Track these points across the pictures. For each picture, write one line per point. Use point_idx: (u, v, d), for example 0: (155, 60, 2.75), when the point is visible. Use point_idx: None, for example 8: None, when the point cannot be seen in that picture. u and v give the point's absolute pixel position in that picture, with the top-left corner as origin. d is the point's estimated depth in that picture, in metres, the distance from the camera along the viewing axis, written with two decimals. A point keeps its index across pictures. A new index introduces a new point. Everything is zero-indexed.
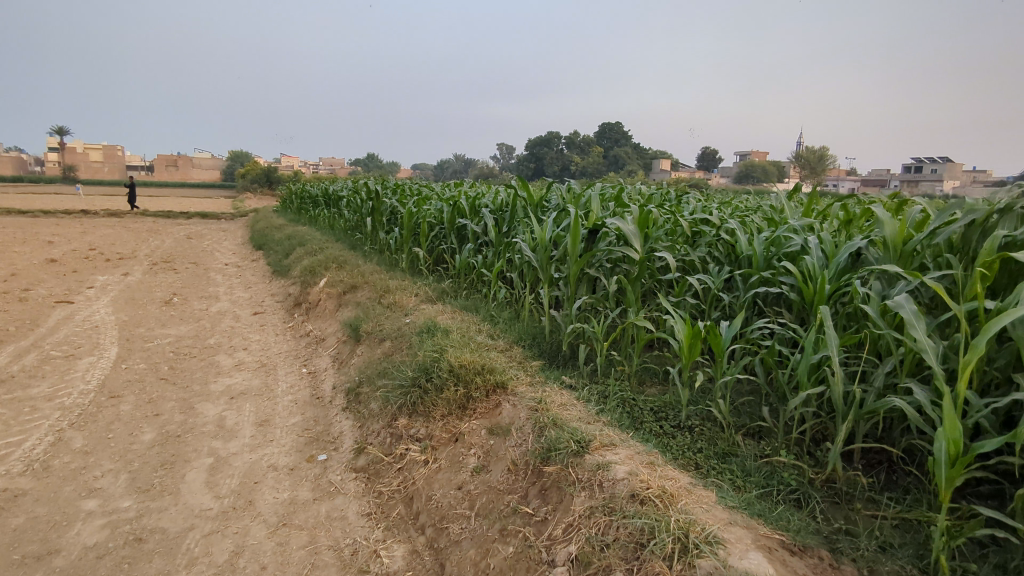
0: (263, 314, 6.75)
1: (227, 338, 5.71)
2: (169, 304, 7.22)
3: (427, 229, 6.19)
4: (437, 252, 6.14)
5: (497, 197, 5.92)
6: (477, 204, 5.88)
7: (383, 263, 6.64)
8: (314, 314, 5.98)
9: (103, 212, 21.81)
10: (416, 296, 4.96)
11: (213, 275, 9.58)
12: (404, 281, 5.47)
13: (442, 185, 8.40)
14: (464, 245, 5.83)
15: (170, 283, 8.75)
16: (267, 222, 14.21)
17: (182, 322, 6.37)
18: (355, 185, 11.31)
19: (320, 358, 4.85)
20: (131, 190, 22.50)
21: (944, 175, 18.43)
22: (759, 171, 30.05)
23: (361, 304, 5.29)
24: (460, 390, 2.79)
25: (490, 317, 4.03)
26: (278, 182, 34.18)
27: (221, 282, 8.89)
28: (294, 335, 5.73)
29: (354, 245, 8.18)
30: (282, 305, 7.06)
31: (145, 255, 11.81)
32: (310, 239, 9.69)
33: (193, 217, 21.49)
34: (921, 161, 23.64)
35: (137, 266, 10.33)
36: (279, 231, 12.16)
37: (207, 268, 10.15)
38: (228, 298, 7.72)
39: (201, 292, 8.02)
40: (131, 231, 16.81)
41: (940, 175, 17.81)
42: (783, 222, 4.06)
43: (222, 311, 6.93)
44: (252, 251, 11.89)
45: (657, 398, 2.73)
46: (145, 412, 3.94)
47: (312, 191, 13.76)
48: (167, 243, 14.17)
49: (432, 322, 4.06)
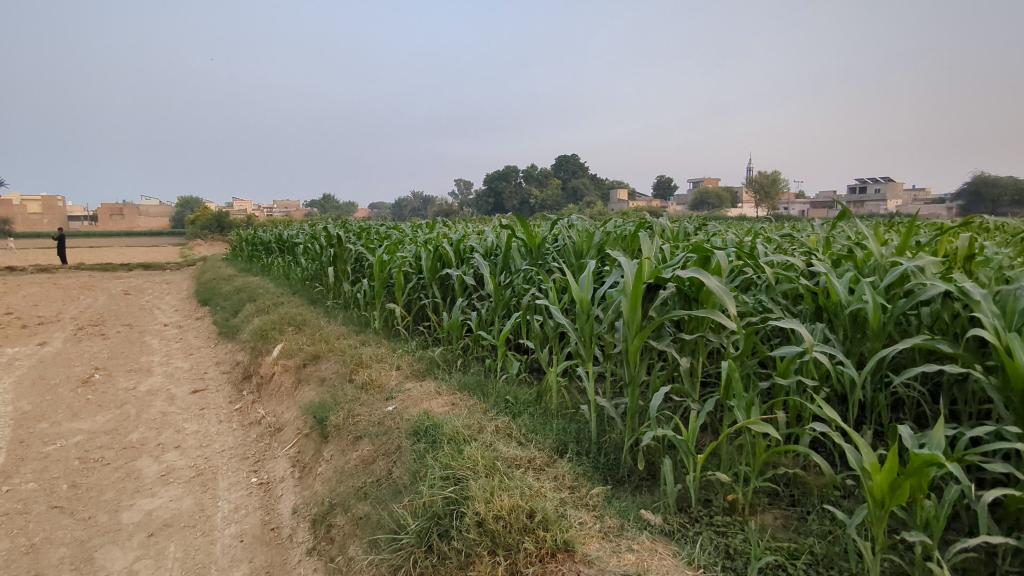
0: (204, 392, 5.53)
1: (155, 431, 4.50)
2: (87, 384, 5.93)
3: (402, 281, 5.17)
4: (417, 308, 5.12)
5: (487, 241, 4.98)
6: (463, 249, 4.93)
7: (350, 322, 5.56)
8: (268, 392, 4.83)
9: (33, 268, 19.97)
10: (397, 370, 3.91)
11: (148, 340, 8.26)
12: (380, 348, 4.42)
13: (414, 227, 7.42)
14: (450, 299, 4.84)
15: (93, 354, 7.40)
16: (214, 273, 12.88)
17: (100, 409, 5.11)
18: (312, 229, 10.21)
19: (274, 460, 3.70)
20: (62, 241, 20.69)
21: (907, 198, 18.56)
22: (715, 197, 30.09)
23: (327, 382, 4.21)
24: (499, 561, 1.75)
25: (504, 402, 3.02)
26: (229, 228, 32.56)
27: (157, 349, 7.60)
28: (242, 422, 4.56)
29: (313, 300, 7.06)
30: (228, 379, 5.87)
31: (71, 318, 10.33)
32: (261, 292, 8.52)
33: (135, 269, 19.84)
34: (869, 182, 24.04)
35: (58, 333, 8.89)
36: (226, 284, 10.89)
37: (142, 332, 8.81)
38: (162, 370, 6.45)
39: (131, 365, 6.73)
40: (60, 289, 15.15)
41: (903, 202, 17.89)
42: (868, 260, 3.23)
43: (152, 390, 5.68)
44: (196, 307, 10.57)
45: (808, 553, 1.78)
46: (18, 570, 2.72)
47: (264, 237, 12.57)
48: (100, 301, 12.67)
49: (427, 412, 3.01)
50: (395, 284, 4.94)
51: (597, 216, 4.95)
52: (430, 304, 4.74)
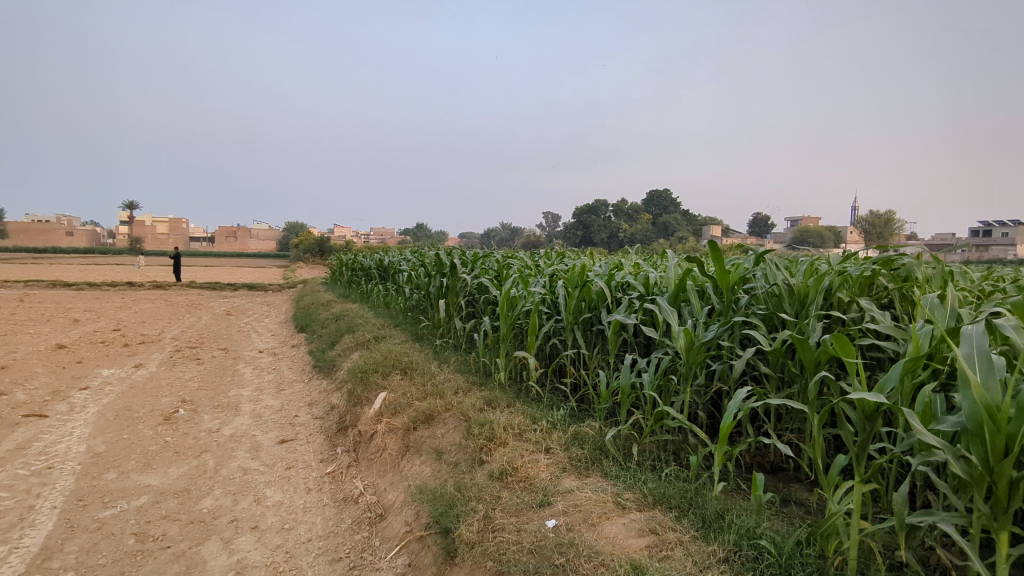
0: (292, 443, 4.66)
1: (231, 499, 3.64)
2: (170, 421, 5.26)
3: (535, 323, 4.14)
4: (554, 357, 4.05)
5: (647, 279, 3.89)
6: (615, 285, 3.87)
7: (466, 369, 4.57)
8: (367, 457, 3.86)
9: (149, 284, 20.88)
10: (545, 454, 2.81)
11: (242, 368, 7.69)
12: (514, 414, 3.35)
13: (534, 257, 6.45)
14: (597, 351, 3.79)
15: (184, 382, 6.84)
16: (313, 297, 12.48)
17: (176, 459, 4.36)
18: (415, 255, 9.52)
19: (375, 573, 2.67)
20: (175, 259, 21.56)
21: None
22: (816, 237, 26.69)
23: (445, 460, 3.17)
24: None
25: (752, 549, 1.83)
26: (329, 252, 33.40)
27: (248, 380, 6.96)
28: (335, 496, 3.62)
29: (418, 336, 6.18)
30: (320, 426, 5.01)
31: (171, 338, 10.10)
32: (361, 322, 7.79)
33: (241, 289, 20.25)
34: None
35: (155, 355, 8.54)
36: (324, 310, 10.38)
37: (236, 358, 8.29)
38: (251, 409, 5.71)
39: (219, 398, 6.08)
40: (169, 306, 15.41)
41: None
42: None
43: (236, 435, 4.89)
44: (292, 333, 10.08)
45: None
46: None
47: (364, 263, 12.09)
48: (203, 321, 12.59)
49: (629, 557, 1.87)
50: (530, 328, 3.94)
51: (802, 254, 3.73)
52: (572, 353, 3.64)
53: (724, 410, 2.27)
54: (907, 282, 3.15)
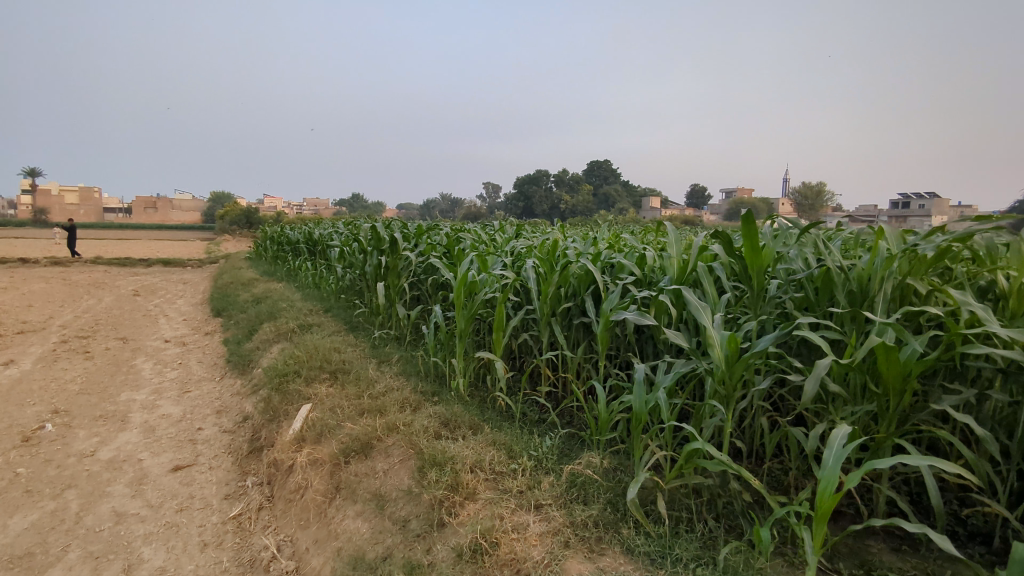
0: (190, 470, 3.64)
1: (90, 570, 2.63)
2: (30, 441, 4.10)
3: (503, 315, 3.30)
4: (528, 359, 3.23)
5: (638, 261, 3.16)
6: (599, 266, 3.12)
7: (413, 371, 3.68)
8: (284, 497, 2.91)
9: (45, 260, 18.58)
10: (537, 514, 1.99)
11: (140, 363, 6.47)
12: (483, 444, 2.50)
13: (488, 232, 5.58)
14: (579, 351, 3.05)
15: (61, 385, 5.59)
16: (233, 275, 11.11)
17: (26, 501, 3.27)
18: (349, 229, 8.44)
19: None
20: (72, 231, 19.25)
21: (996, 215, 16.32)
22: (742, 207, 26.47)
23: (392, 516, 2.29)
24: None
25: None
26: (256, 223, 31.21)
27: (145, 380, 5.79)
28: (239, 556, 2.67)
29: (353, 325, 5.20)
30: (229, 444, 4.00)
31: (59, 326, 8.62)
32: (285, 307, 6.70)
33: (155, 266, 18.33)
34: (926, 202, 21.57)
35: (33, 349, 7.14)
36: (245, 291, 9.14)
37: (136, 351, 7.02)
38: (143, 421, 4.60)
39: (103, 407, 4.92)
40: (65, 286, 13.56)
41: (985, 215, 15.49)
42: None
43: (116, 460, 3.80)
44: (206, 318, 8.80)
45: None
46: None
47: (292, 236, 10.84)
48: (103, 303, 11.01)
49: None
50: (498, 324, 3.11)
51: (833, 229, 3.04)
52: (555, 357, 2.85)
53: (822, 472, 1.52)
54: (982, 264, 2.51)
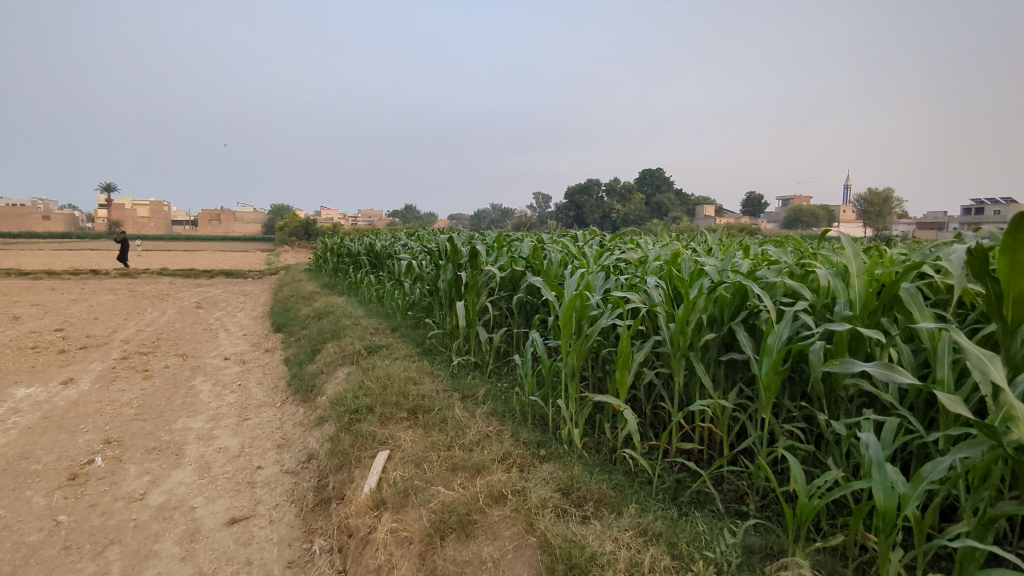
0: (247, 523, 3.11)
1: None
2: (77, 480, 3.69)
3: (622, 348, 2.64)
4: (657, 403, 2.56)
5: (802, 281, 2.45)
6: (750, 284, 2.43)
7: (507, 411, 3.07)
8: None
9: (116, 271, 19.08)
10: None
11: (199, 384, 6.11)
12: (630, 534, 1.83)
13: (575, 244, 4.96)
14: (731, 396, 2.36)
15: (117, 409, 5.24)
16: (292, 288, 10.86)
17: (62, 561, 2.80)
18: (414, 241, 7.99)
19: None
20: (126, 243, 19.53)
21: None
22: (807, 214, 25.01)
23: None
24: None
25: None
26: (315, 234, 31.62)
27: (203, 403, 5.38)
28: None
29: (425, 349, 4.66)
30: (291, 488, 3.47)
31: (122, 341, 8.46)
32: (349, 324, 6.25)
33: (217, 277, 18.50)
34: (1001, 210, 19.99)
35: (94, 366, 6.91)
36: (306, 305, 8.81)
37: (195, 370, 6.69)
38: (199, 455, 4.14)
39: (157, 437, 4.51)
40: (132, 298, 13.68)
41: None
42: None
43: (166, 507, 3.32)
44: (267, 333, 8.49)
45: None
46: None
47: (352, 248, 10.53)
48: (167, 317, 10.93)
49: None
50: (624, 363, 2.45)
51: None
52: (707, 408, 2.17)
53: None
54: None
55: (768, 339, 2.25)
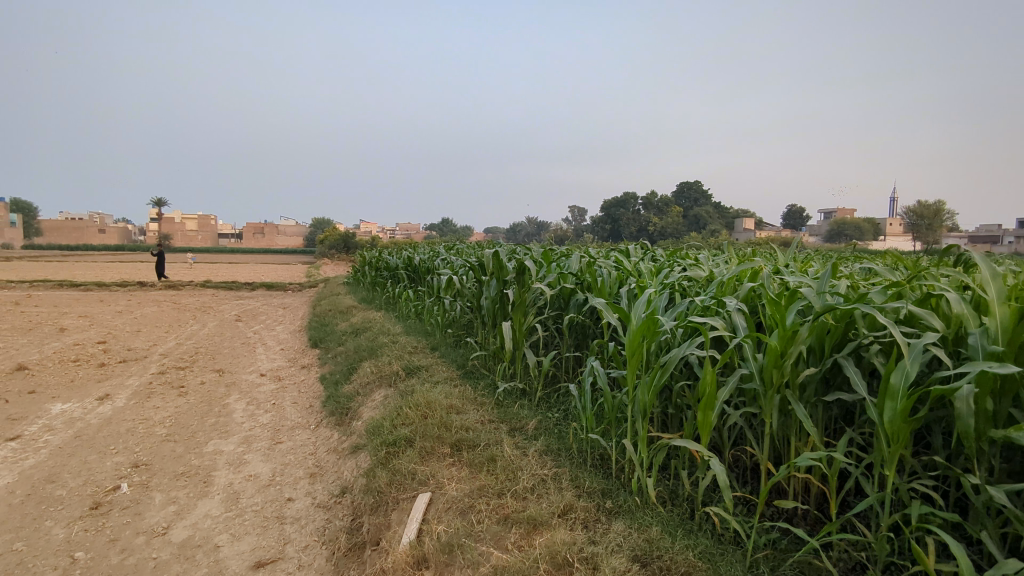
0: (274, 568, 2.81)
1: None
2: (100, 509, 3.48)
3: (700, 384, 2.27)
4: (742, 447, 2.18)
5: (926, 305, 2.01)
6: (861, 308, 2.00)
7: (562, 449, 2.70)
8: None
9: (162, 283, 19.48)
10: None
11: (233, 402, 5.92)
12: None
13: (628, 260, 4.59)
14: (840, 445, 1.94)
15: (149, 428, 5.07)
16: (331, 302, 10.74)
17: None
18: (454, 255, 7.74)
19: None
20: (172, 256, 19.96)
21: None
22: (857, 227, 24.01)
23: None
24: None
25: None
26: (353, 247, 31.91)
27: (236, 424, 5.18)
28: None
29: (467, 371, 4.35)
30: (322, 526, 3.17)
31: (161, 354, 8.42)
32: (386, 341, 5.99)
33: (258, 289, 18.65)
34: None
35: (132, 381, 6.83)
36: (344, 320, 8.63)
37: (231, 386, 6.53)
38: (228, 483, 3.89)
39: (187, 460, 4.30)
40: (176, 310, 13.82)
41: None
42: None
43: (188, 545, 3.06)
44: (304, 348, 8.32)
45: None
46: None
47: (391, 262, 10.36)
48: (207, 330, 10.94)
49: None
50: (706, 404, 2.06)
51: None
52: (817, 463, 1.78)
53: None
54: None
55: (888, 377, 1.84)
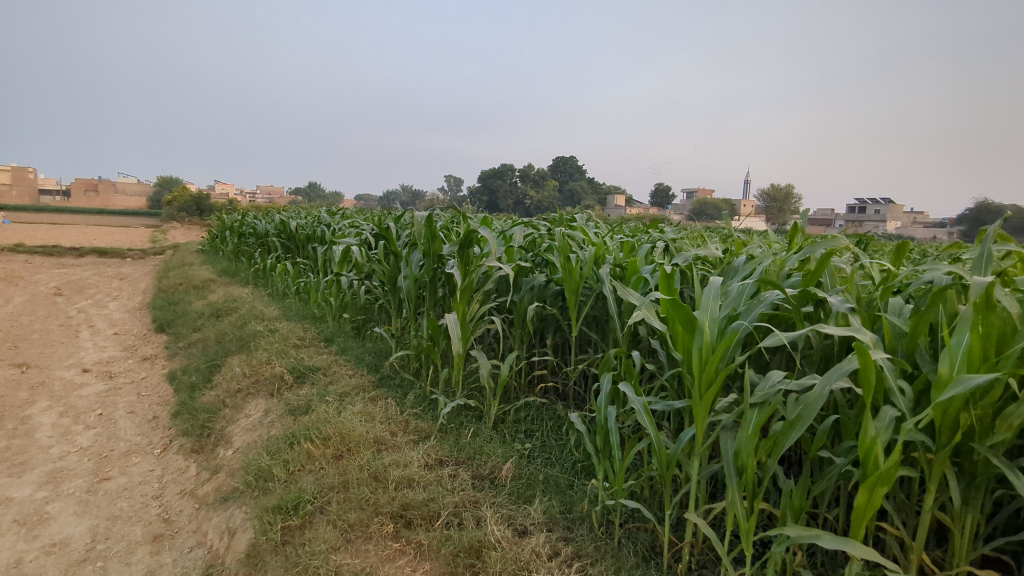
0: None
1: None
2: None
3: (826, 433, 1.46)
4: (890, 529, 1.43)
5: None
6: None
7: (570, 520, 1.81)
8: None
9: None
10: None
11: (36, 413, 4.29)
12: None
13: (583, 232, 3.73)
14: None
15: None
16: (182, 273, 8.89)
17: None
18: (344, 223, 6.47)
19: None
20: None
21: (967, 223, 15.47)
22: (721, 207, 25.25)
23: None
24: None
25: None
26: (208, 210, 28.36)
27: (36, 450, 3.64)
28: None
29: (383, 376, 3.27)
30: None
31: None
32: (260, 329, 4.67)
33: (87, 256, 15.59)
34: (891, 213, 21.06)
35: None
36: (199, 297, 7.00)
37: (35, 389, 4.81)
38: (13, 562, 2.50)
39: None
40: None
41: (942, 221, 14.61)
42: None
43: None
44: (144, 333, 6.61)
45: None
46: None
47: (259, 227, 8.73)
48: (10, 307, 8.58)
49: None
50: (877, 480, 1.26)
51: None
52: None
53: None
54: None
55: None
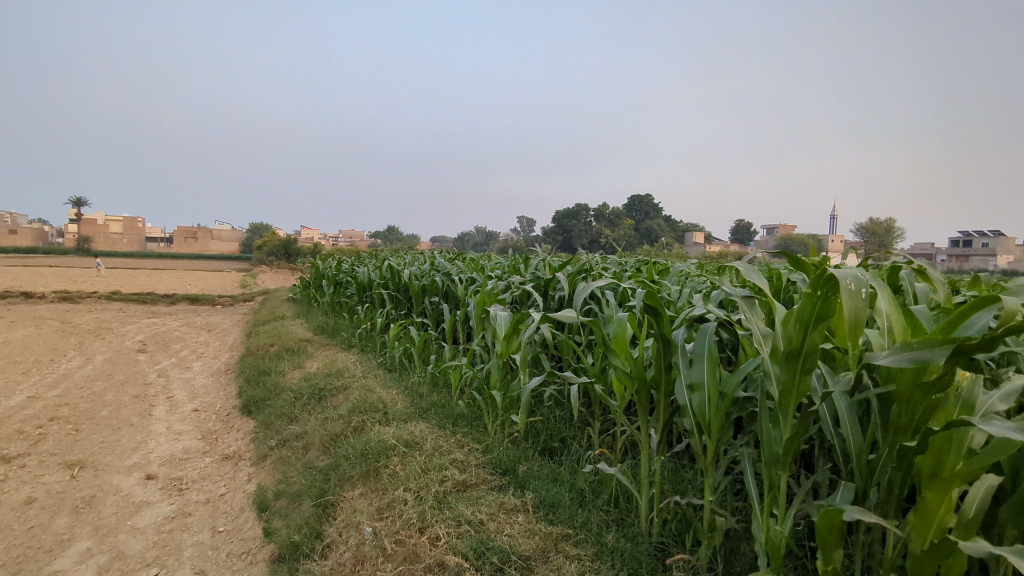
0: None
1: None
2: None
3: None
4: None
5: None
6: None
7: None
8: None
9: (56, 294, 15.61)
10: None
11: (67, 569, 2.85)
12: None
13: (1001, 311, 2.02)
14: None
15: None
16: (273, 328, 7.68)
17: None
18: (479, 273, 4.95)
19: None
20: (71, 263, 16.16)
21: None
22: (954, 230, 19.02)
23: None
24: None
25: None
26: (297, 255, 28.27)
27: None
28: None
29: None
30: None
31: None
32: (385, 434, 3.11)
33: (180, 304, 15.07)
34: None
35: None
36: (293, 365, 5.63)
37: (76, 514, 3.43)
38: None
39: None
40: (55, 334, 10.21)
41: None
42: None
43: None
44: (228, 412, 5.26)
45: None
46: None
47: (359, 274, 7.42)
48: (89, 368, 7.59)
49: None
50: None
51: None
52: None
53: None
54: None
55: None
